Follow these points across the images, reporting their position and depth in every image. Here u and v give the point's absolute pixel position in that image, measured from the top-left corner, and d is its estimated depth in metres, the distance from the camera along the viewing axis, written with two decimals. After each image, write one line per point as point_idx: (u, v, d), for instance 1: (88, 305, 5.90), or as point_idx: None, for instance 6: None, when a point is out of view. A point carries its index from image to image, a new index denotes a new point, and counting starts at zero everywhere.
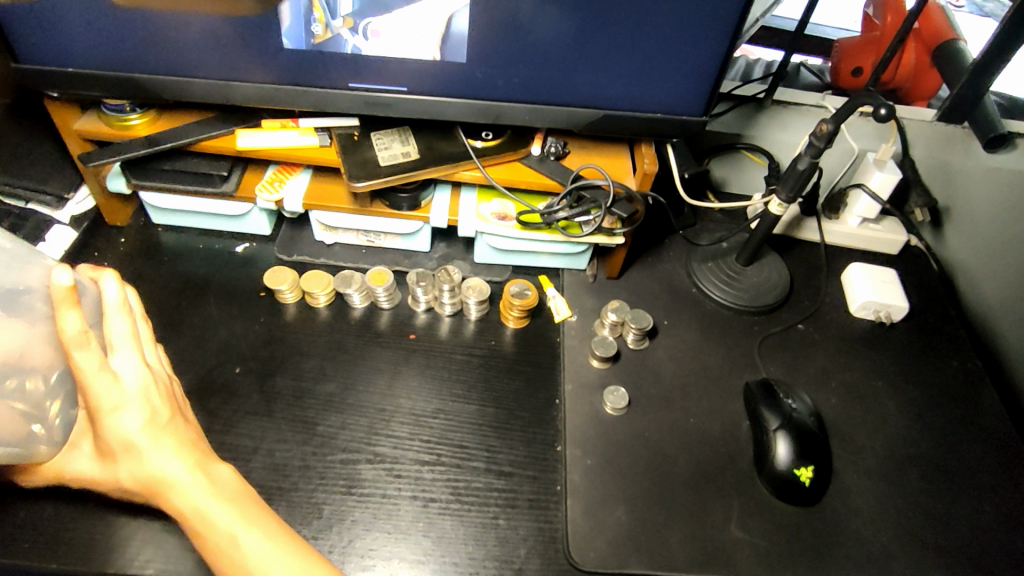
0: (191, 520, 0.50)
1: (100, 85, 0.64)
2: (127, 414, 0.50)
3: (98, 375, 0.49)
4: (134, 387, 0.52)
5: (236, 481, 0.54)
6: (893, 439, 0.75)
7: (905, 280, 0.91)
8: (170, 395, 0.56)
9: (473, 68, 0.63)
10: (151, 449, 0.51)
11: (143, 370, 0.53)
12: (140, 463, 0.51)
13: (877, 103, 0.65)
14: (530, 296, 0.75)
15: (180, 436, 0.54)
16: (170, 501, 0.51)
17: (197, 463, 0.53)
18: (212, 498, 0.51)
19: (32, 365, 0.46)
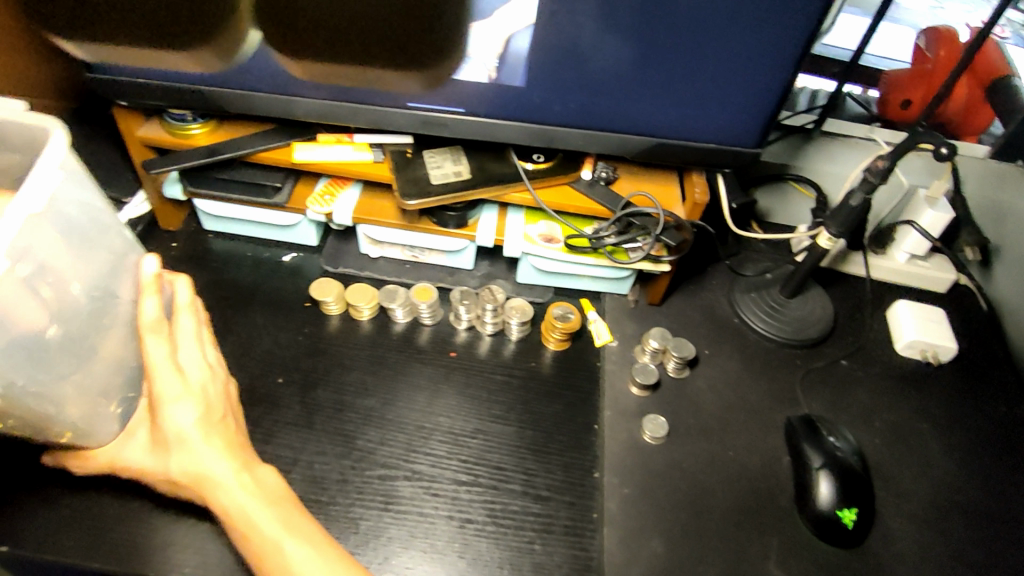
0: (234, 519, 0.51)
1: (169, 95, 0.65)
2: (182, 407, 0.52)
3: (164, 364, 0.52)
4: (193, 381, 0.54)
5: (279, 486, 0.55)
6: (938, 485, 0.73)
7: (953, 320, 0.89)
8: (225, 396, 0.57)
9: (531, 92, 0.63)
10: (201, 444, 0.53)
11: (203, 367, 0.56)
12: (190, 456, 0.52)
13: (937, 141, 0.65)
14: (573, 319, 0.75)
15: (227, 437, 0.55)
16: (216, 498, 0.52)
17: (244, 464, 0.54)
18: (257, 500, 0.52)
19: (112, 341, 0.52)
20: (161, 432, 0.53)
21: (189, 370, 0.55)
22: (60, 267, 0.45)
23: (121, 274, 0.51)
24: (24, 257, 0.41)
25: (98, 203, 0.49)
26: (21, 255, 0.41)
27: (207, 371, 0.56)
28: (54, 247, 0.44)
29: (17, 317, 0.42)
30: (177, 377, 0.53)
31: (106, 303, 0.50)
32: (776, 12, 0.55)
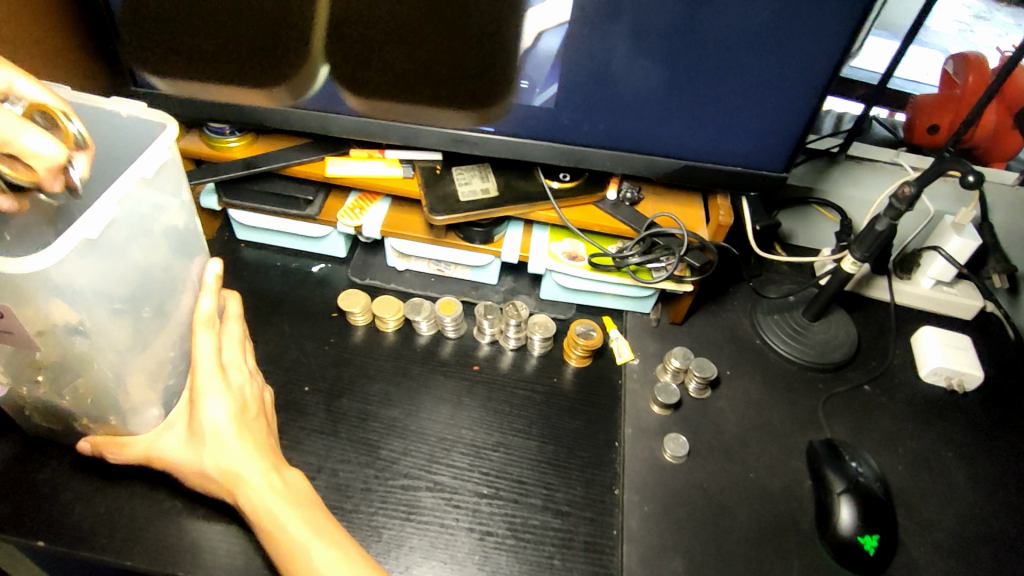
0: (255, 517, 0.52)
1: (211, 108, 0.68)
2: (217, 403, 0.54)
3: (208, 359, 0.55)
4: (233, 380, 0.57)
5: (298, 493, 0.55)
6: (963, 514, 0.72)
7: (980, 348, 0.88)
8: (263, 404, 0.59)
9: (560, 113, 0.65)
10: (234, 441, 0.54)
11: (243, 369, 0.59)
12: (222, 451, 0.54)
13: (965, 168, 0.65)
14: (595, 337, 0.75)
15: (257, 438, 0.56)
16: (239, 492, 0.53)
17: (265, 467, 0.55)
18: (284, 499, 0.54)
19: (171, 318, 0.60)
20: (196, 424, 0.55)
21: (230, 371, 0.58)
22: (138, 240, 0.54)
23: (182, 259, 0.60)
24: (123, 217, 0.51)
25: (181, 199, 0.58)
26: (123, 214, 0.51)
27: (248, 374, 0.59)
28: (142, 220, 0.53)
29: (107, 267, 0.51)
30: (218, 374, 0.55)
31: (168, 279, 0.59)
32: (800, 38, 0.56)
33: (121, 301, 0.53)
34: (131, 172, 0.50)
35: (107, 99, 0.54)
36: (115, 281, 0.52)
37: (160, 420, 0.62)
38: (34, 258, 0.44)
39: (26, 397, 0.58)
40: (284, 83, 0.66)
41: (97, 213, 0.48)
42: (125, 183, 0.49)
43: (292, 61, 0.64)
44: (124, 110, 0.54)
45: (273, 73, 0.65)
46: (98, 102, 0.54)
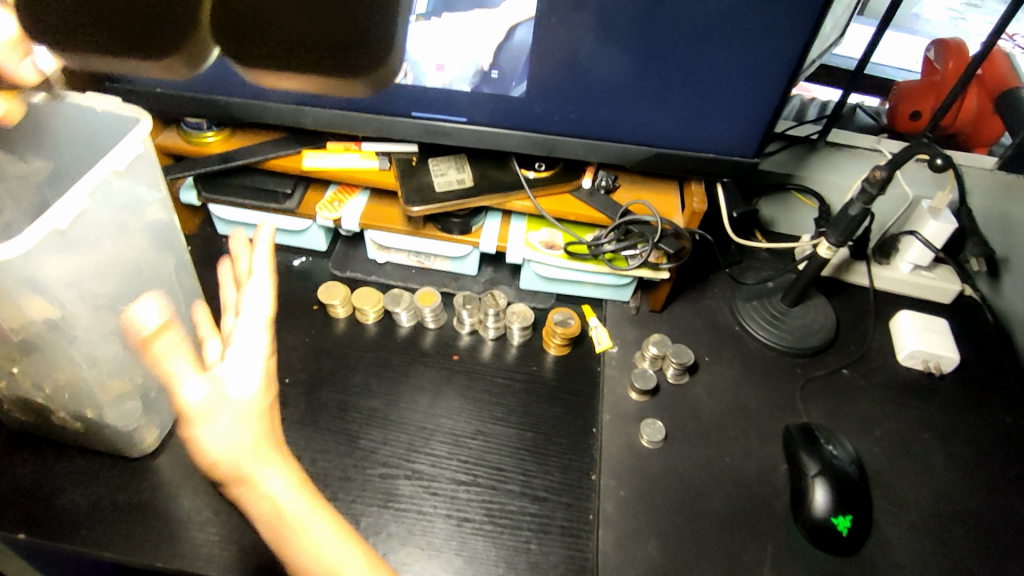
0: (285, 518, 0.41)
1: (184, 103, 0.68)
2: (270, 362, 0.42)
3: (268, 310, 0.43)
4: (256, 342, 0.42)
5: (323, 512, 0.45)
6: (937, 495, 0.73)
7: (957, 331, 0.89)
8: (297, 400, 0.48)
9: (532, 102, 0.65)
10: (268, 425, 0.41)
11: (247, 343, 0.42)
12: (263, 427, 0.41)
13: (934, 152, 0.66)
14: (573, 325, 0.76)
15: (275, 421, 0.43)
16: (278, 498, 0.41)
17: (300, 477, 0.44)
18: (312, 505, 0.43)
19: None
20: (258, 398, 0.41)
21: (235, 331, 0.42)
22: (112, 233, 0.55)
23: (160, 253, 0.61)
24: (96, 207, 0.52)
25: (159, 195, 0.59)
26: (97, 204, 0.52)
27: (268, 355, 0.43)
28: (115, 211, 0.54)
29: (80, 258, 0.52)
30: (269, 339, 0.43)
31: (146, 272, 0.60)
32: (765, 25, 0.57)
33: (101, 296, 0.55)
34: (104, 163, 0.51)
35: (82, 95, 0.53)
36: (88, 272, 0.53)
37: (140, 415, 0.63)
38: (5, 246, 0.45)
39: (2, 390, 0.58)
40: None
41: (68, 203, 0.49)
42: (98, 172, 0.51)
43: None
44: (99, 106, 0.53)
45: None
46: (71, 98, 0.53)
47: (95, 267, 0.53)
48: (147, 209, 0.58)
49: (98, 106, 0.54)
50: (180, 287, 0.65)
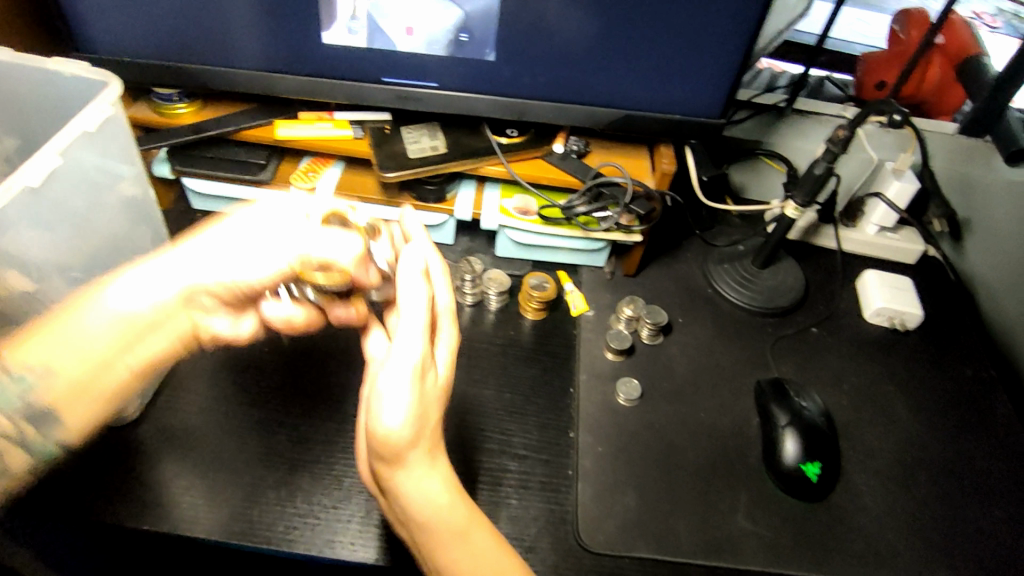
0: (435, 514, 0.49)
1: (152, 72, 0.68)
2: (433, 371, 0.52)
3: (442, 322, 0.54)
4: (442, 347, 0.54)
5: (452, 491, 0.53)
6: (901, 442, 0.75)
7: (922, 289, 0.92)
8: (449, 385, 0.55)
9: (501, 66, 0.66)
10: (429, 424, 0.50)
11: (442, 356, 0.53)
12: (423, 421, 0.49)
13: (891, 109, 0.68)
14: (549, 288, 0.78)
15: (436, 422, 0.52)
16: (421, 478, 0.50)
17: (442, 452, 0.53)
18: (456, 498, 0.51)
19: None
20: (420, 390, 0.49)
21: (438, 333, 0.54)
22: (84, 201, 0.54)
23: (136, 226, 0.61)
24: (67, 171, 0.52)
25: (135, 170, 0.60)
26: (68, 166, 0.52)
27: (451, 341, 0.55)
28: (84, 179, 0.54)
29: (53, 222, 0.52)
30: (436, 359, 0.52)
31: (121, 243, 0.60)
32: None
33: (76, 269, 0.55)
34: (71, 126, 0.51)
35: (48, 59, 0.54)
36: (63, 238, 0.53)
37: None
38: None
39: None
40: (212, 44, 0.66)
41: (38, 161, 0.49)
42: (67, 133, 0.51)
43: (231, 18, 0.64)
44: (67, 70, 0.55)
45: (215, 33, 0.65)
46: (38, 63, 0.54)
47: (66, 240, 0.54)
48: (122, 184, 0.59)
49: (67, 72, 0.55)
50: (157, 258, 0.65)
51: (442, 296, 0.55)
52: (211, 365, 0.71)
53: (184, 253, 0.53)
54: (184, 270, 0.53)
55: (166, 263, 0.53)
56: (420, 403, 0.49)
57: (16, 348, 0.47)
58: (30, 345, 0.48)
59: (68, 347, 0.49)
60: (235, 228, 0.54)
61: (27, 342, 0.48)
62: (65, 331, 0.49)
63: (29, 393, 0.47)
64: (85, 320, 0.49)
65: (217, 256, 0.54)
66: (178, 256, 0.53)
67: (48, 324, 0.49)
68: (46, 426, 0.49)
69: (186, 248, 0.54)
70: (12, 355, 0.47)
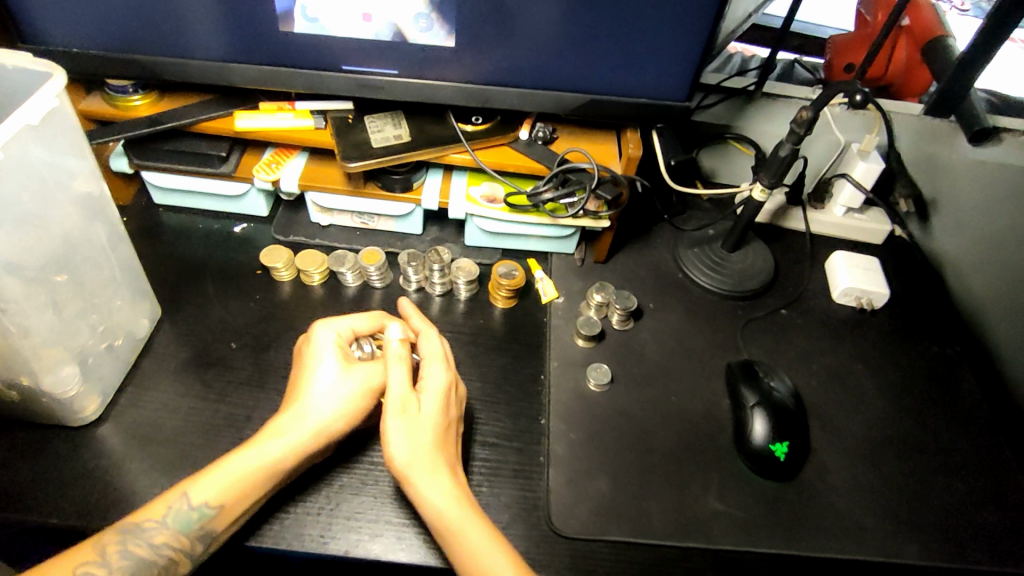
0: (443, 522, 0.54)
1: (104, 64, 0.66)
2: (426, 401, 0.58)
3: (432, 363, 0.61)
4: (432, 384, 0.59)
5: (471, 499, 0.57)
6: (869, 420, 0.76)
7: (889, 269, 0.93)
8: (453, 413, 0.61)
9: (463, 52, 0.66)
10: (424, 446, 0.56)
11: (438, 393, 0.59)
12: (413, 443, 0.56)
13: (853, 89, 0.68)
14: (518, 276, 0.77)
15: (442, 448, 0.58)
16: (433, 489, 0.55)
17: (455, 468, 0.58)
18: (461, 508, 0.54)
19: (83, 278, 0.60)
20: (410, 419, 0.57)
21: (430, 370, 0.60)
22: (34, 197, 0.53)
23: (91, 220, 0.60)
24: (13, 165, 0.50)
25: (88, 164, 0.59)
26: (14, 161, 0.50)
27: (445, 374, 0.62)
28: (32, 173, 0.53)
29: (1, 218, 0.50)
30: (426, 393, 0.59)
31: (75, 239, 0.58)
32: None
33: (30, 267, 0.54)
34: (15, 118, 0.50)
35: None
36: (12, 235, 0.51)
37: (78, 382, 0.61)
38: None
39: None
40: (166, 34, 0.65)
41: None
42: (11, 126, 0.49)
43: (183, 7, 0.62)
44: (9, 60, 0.53)
45: (167, 23, 0.64)
46: None
47: (20, 238, 0.52)
48: (76, 180, 0.58)
49: (10, 62, 0.53)
50: (115, 255, 0.64)
51: (433, 343, 0.63)
52: (176, 362, 0.70)
53: (305, 390, 0.59)
54: (317, 404, 0.58)
55: (300, 400, 0.59)
56: (411, 430, 0.56)
57: (191, 490, 0.53)
58: (214, 488, 0.54)
59: (260, 474, 0.55)
60: (323, 361, 0.61)
61: (215, 484, 0.54)
62: (240, 467, 0.55)
63: (204, 526, 0.53)
64: (263, 455, 0.56)
65: (322, 391, 0.59)
66: (303, 392, 0.59)
67: (221, 463, 0.55)
68: (195, 554, 0.54)
69: (300, 385, 0.60)
70: (203, 500, 0.53)
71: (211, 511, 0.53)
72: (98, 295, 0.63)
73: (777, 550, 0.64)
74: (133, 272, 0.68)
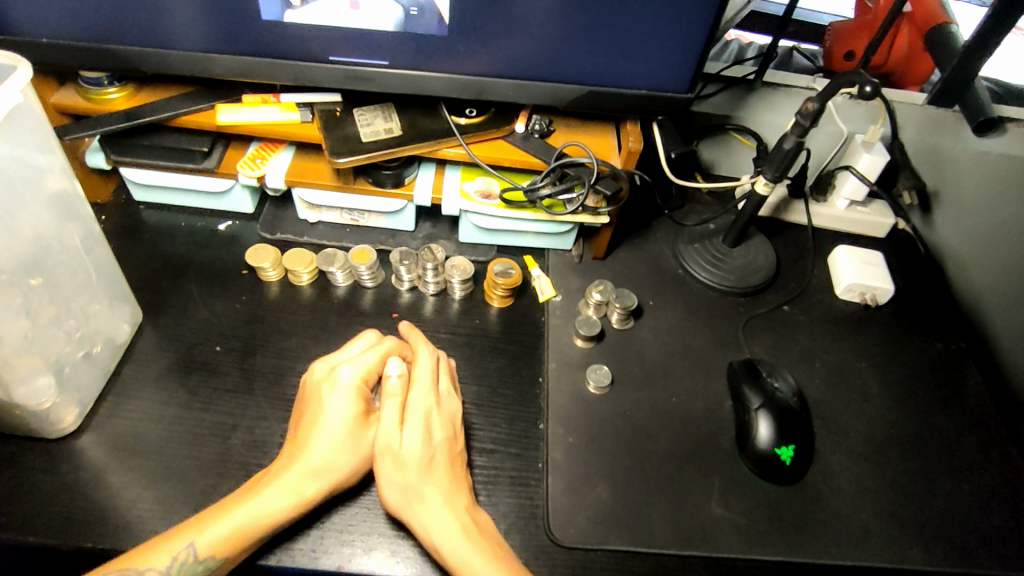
0: (442, 549, 0.53)
1: (77, 55, 0.63)
2: (412, 429, 0.58)
3: (421, 390, 0.61)
4: (419, 407, 0.59)
5: (477, 519, 0.56)
6: (875, 421, 0.75)
7: (893, 263, 0.91)
8: (448, 434, 0.60)
9: (456, 41, 0.62)
10: (417, 475, 0.56)
11: (422, 419, 0.59)
12: (402, 475, 0.56)
13: (862, 80, 0.63)
14: (514, 275, 0.75)
15: (438, 474, 0.57)
16: (433, 518, 0.54)
17: (457, 489, 0.57)
18: (458, 531, 0.54)
19: (57, 282, 0.57)
20: (395, 457, 0.57)
21: (418, 398, 0.60)
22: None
23: (62, 221, 0.57)
24: None
25: (57, 162, 0.55)
26: None
27: (434, 399, 0.61)
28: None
29: None
30: (414, 423, 0.58)
31: (46, 242, 0.55)
32: None
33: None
34: None
35: None
36: None
37: (53, 392, 0.58)
38: None
39: None
40: (141, 24, 0.61)
41: None
42: None
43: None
44: None
45: (141, 11, 0.60)
46: None
47: None
48: (46, 178, 0.54)
49: None
50: (90, 258, 0.61)
51: (423, 370, 0.62)
52: (158, 368, 0.67)
53: (318, 435, 0.57)
54: (330, 449, 0.56)
55: (313, 445, 0.56)
56: (400, 461, 0.56)
57: (198, 539, 0.51)
58: (222, 538, 0.51)
59: (262, 523, 0.53)
60: (318, 403, 0.59)
61: (222, 534, 0.51)
62: (248, 515, 0.52)
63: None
64: (274, 503, 0.53)
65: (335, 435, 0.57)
66: (316, 437, 0.57)
67: (229, 510, 0.52)
68: None
69: (309, 428, 0.58)
70: (210, 550, 0.51)
71: (217, 560, 0.51)
72: (74, 299, 0.60)
73: (782, 557, 0.63)
74: (111, 274, 0.64)
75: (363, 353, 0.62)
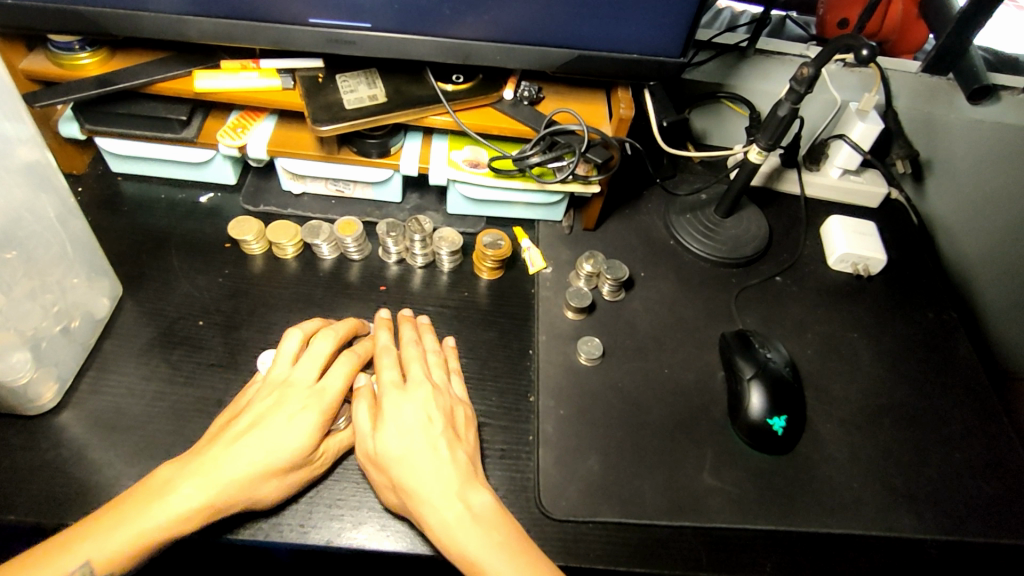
0: (439, 539, 0.51)
1: (45, 18, 0.60)
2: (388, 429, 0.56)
3: (388, 388, 0.59)
4: (389, 406, 0.58)
5: (475, 498, 0.54)
6: (866, 390, 0.74)
7: (886, 233, 0.90)
8: (427, 418, 0.57)
9: (440, 3, 0.60)
10: (404, 471, 0.54)
11: (397, 416, 0.57)
12: (391, 474, 0.54)
13: (859, 43, 0.60)
14: (504, 246, 0.73)
15: (425, 465, 0.54)
16: (431, 509, 0.52)
17: (449, 470, 0.55)
18: (456, 519, 0.52)
19: (32, 254, 0.56)
20: (375, 459, 0.56)
21: (388, 396, 0.58)
22: None
23: (38, 193, 0.55)
24: None
25: (29, 131, 0.53)
26: None
27: (399, 390, 0.59)
28: None
29: None
30: (389, 421, 0.56)
31: (20, 216, 0.54)
32: None
33: None
34: None
35: None
36: None
37: (31, 368, 0.57)
38: None
39: None
40: None
41: None
42: None
43: None
44: None
45: None
46: None
47: None
48: (19, 147, 0.53)
49: None
50: (66, 231, 0.59)
51: (388, 370, 0.61)
52: (140, 343, 0.66)
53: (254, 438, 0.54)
54: (259, 454, 0.53)
55: (243, 448, 0.53)
56: (384, 462, 0.55)
57: (95, 553, 0.47)
58: (121, 551, 0.47)
59: (171, 530, 0.49)
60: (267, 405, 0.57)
61: (120, 544, 0.47)
62: (153, 522, 0.49)
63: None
64: (182, 507, 0.50)
65: (273, 438, 0.54)
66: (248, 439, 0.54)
67: (131, 514, 0.48)
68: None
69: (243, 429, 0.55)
70: (108, 563, 0.47)
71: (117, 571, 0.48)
72: (49, 273, 0.58)
73: (773, 526, 0.63)
74: (89, 247, 0.63)
75: (314, 354, 0.60)
